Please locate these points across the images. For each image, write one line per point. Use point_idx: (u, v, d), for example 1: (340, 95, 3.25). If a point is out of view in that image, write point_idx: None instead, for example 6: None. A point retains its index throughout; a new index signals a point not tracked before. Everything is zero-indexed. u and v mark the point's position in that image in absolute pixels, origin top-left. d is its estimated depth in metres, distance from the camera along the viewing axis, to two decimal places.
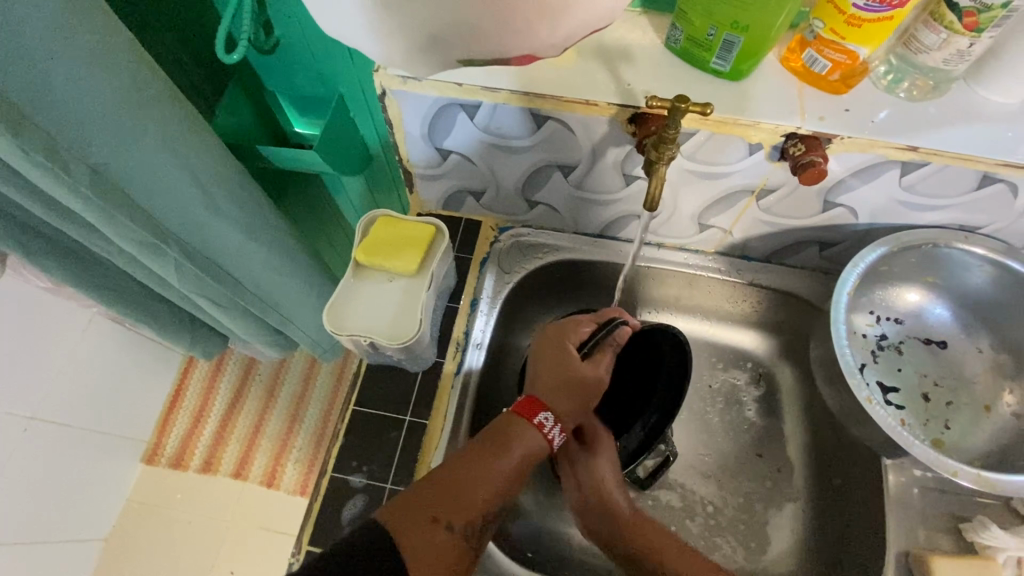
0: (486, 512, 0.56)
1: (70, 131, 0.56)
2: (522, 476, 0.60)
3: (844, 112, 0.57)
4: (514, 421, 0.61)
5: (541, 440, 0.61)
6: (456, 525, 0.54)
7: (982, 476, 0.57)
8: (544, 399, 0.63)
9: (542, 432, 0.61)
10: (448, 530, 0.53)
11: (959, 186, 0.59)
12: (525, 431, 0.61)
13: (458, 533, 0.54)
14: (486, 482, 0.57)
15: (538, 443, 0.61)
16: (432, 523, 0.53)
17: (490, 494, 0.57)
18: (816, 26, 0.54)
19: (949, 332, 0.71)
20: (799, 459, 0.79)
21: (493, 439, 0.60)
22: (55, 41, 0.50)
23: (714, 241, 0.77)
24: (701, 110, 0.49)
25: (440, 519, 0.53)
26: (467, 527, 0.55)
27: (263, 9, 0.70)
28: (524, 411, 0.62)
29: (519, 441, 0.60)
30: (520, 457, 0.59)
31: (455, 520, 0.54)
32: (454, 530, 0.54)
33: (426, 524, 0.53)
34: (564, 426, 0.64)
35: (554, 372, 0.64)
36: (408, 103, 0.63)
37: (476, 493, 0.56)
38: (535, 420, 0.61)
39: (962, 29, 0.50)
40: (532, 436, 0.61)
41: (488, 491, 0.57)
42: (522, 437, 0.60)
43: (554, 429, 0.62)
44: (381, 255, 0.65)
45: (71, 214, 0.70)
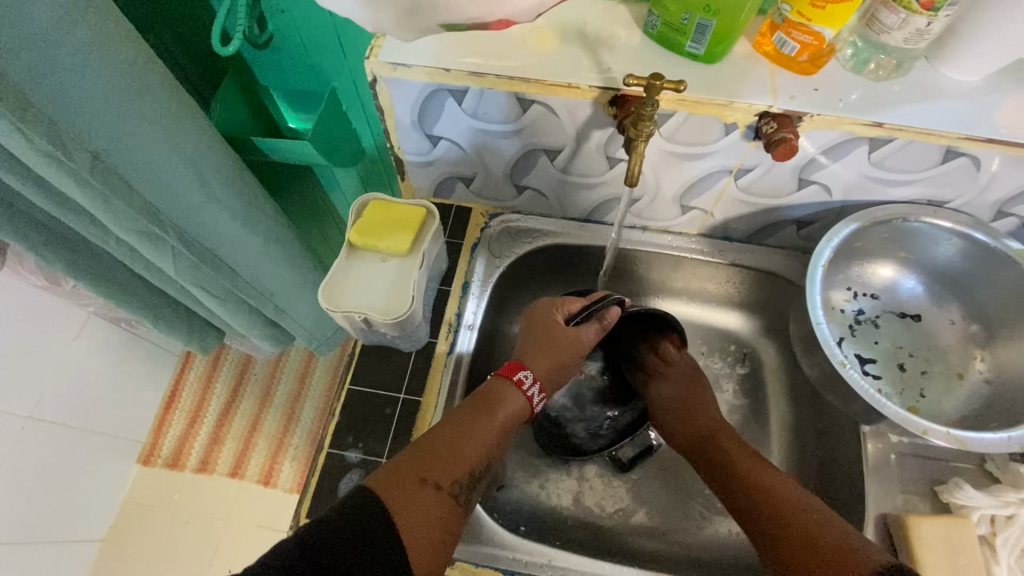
0: (471, 472, 0.59)
1: (71, 118, 0.57)
2: (505, 439, 0.64)
3: (813, 91, 0.60)
4: (498, 384, 0.67)
5: (522, 398, 0.66)
6: (444, 484, 0.57)
7: (953, 435, 0.60)
8: (524, 361, 0.69)
9: (522, 389, 0.67)
10: (436, 488, 0.56)
11: (925, 161, 0.62)
12: (507, 391, 0.66)
13: (446, 491, 0.56)
14: (470, 445, 0.60)
15: (521, 401, 0.66)
16: (420, 484, 0.55)
17: (474, 456, 0.60)
18: (784, 9, 0.57)
19: (922, 305, 0.74)
20: (783, 434, 0.82)
21: (475, 407, 0.63)
22: (58, 29, 0.52)
23: (696, 223, 0.80)
24: (675, 87, 0.52)
25: (427, 480, 0.56)
26: (455, 485, 0.57)
27: (256, 3, 0.73)
28: (505, 373, 0.67)
29: (502, 406, 0.65)
30: (502, 418, 0.64)
31: (442, 479, 0.57)
32: (442, 488, 0.56)
33: (416, 485, 0.55)
34: (544, 388, 0.69)
35: (535, 338, 0.71)
36: (398, 90, 0.66)
37: (462, 454, 0.59)
38: (517, 378, 0.67)
39: (920, 8, 0.52)
40: (514, 395, 0.66)
41: (473, 453, 0.60)
42: (505, 397, 0.65)
43: (534, 387, 0.68)
44: (375, 235, 0.67)
45: (71, 204, 0.71)
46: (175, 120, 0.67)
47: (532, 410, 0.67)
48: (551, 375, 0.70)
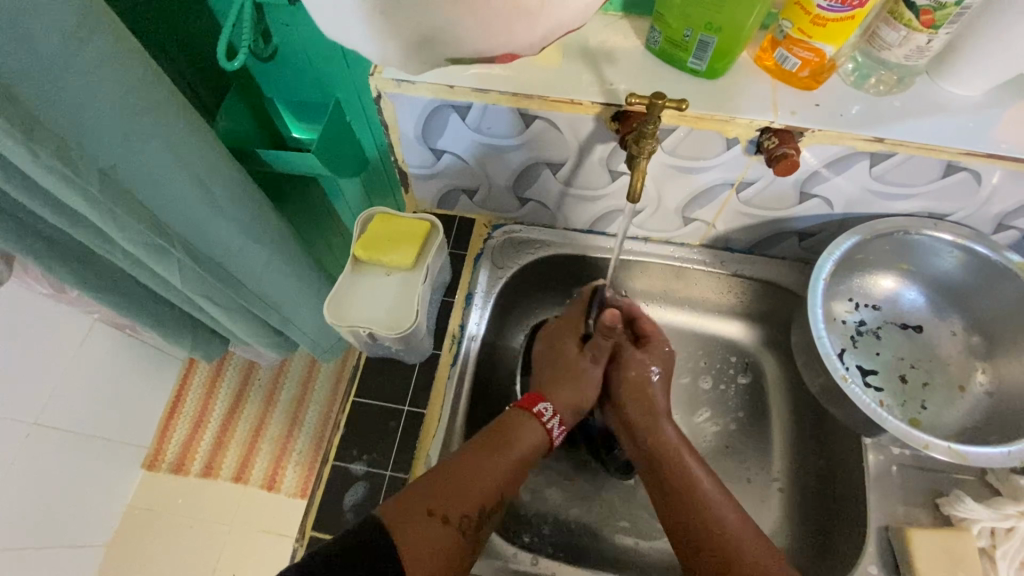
0: (484, 507, 0.59)
1: (80, 135, 0.58)
2: (521, 471, 0.63)
3: (814, 107, 0.60)
4: (517, 414, 0.67)
5: (540, 432, 0.66)
6: (452, 518, 0.57)
7: (953, 449, 0.60)
8: (545, 393, 0.70)
9: (541, 422, 0.67)
10: (444, 523, 0.56)
11: (925, 175, 0.63)
12: (526, 423, 0.66)
13: (454, 526, 0.56)
14: (486, 478, 0.60)
15: (539, 435, 0.66)
16: (428, 517, 0.56)
17: (489, 489, 0.60)
18: (785, 26, 0.57)
19: (924, 316, 0.74)
20: (786, 443, 0.82)
21: (490, 440, 0.63)
22: (67, 49, 0.52)
23: (699, 234, 0.80)
24: (676, 106, 0.52)
25: (435, 513, 0.56)
26: (464, 521, 0.57)
27: (262, 17, 0.74)
28: (524, 404, 0.68)
29: (519, 439, 0.64)
30: (522, 449, 0.64)
31: (451, 513, 0.57)
32: (450, 522, 0.56)
33: (423, 516, 0.56)
34: (563, 420, 0.70)
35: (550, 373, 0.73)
36: (402, 106, 0.66)
37: (475, 487, 0.59)
38: (534, 410, 0.67)
39: (921, 26, 0.53)
40: (532, 427, 0.66)
41: (486, 487, 0.60)
42: (523, 430, 0.66)
43: (554, 420, 0.68)
44: (379, 250, 0.68)
45: (79, 218, 0.72)
46: (181, 134, 0.67)
47: (552, 444, 0.68)
48: (571, 408, 0.70)
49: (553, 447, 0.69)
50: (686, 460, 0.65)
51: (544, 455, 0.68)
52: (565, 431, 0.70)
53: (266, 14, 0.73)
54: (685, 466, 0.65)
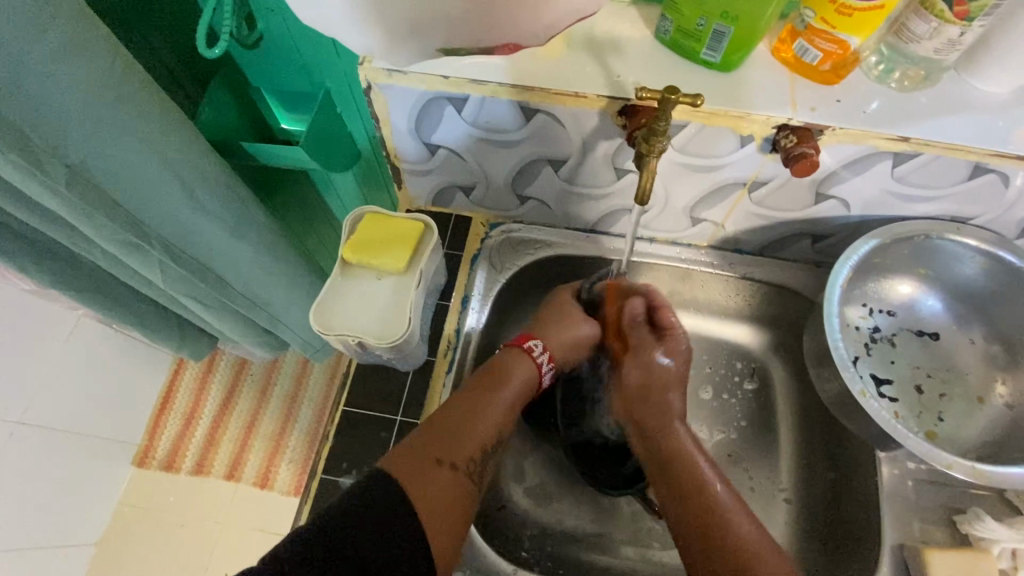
0: (485, 448, 0.59)
1: (42, 129, 0.54)
2: (517, 408, 0.64)
3: (835, 103, 0.56)
4: (509, 353, 0.67)
5: (532, 366, 0.67)
6: (459, 464, 0.56)
7: (977, 469, 0.57)
8: (535, 332, 0.70)
9: (533, 357, 0.67)
10: (451, 469, 0.56)
11: (951, 177, 0.59)
12: (518, 359, 0.67)
13: (461, 470, 0.56)
14: (486, 418, 0.61)
15: (530, 370, 0.67)
16: (436, 465, 0.55)
17: (489, 429, 0.60)
18: (807, 16, 0.53)
19: (941, 324, 0.71)
20: (794, 452, 0.79)
21: (483, 380, 0.63)
22: (26, 37, 0.48)
23: (706, 235, 0.77)
24: (691, 102, 0.48)
25: (442, 461, 0.56)
26: (470, 464, 0.57)
27: (245, 1, 0.69)
28: (516, 342, 0.68)
29: (511, 374, 0.65)
30: (514, 384, 0.65)
31: (456, 459, 0.57)
32: (457, 467, 0.56)
33: (431, 466, 0.55)
34: (552, 358, 0.70)
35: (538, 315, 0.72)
36: (394, 97, 0.62)
37: (476, 430, 0.59)
38: (526, 346, 0.67)
39: (954, 18, 0.49)
40: (524, 363, 0.67)
41: (487, 428, 0.60)
42: (515, 367, 0.66)
43: (544, 355, 0.68)
44: (370, 252, 0.64)
45: (52, 215, 0.68)
46: (157, 128, 0.62)
47: (542, 379, 0.68)
48: (564, 347, 0.70)
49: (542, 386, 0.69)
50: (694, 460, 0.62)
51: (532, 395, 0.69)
52: (553, 368, 0.70)
53: None
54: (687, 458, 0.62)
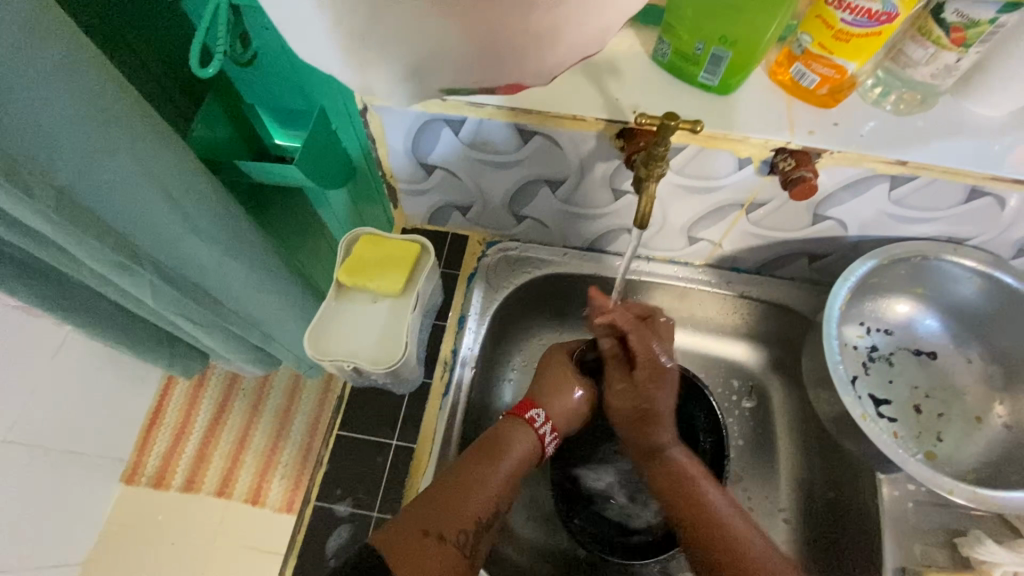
0: (479, 521, 0.56)
1: (30, 152, 0.52)
2: (516, 482, 0.62)
3: (833, 126, 0.56)
4: (509, 421, 0.66)
5: (531, 437, 0.65)
6: (448, 536, 0.53)
7: (977, 493, 0.57)
8: (537, 399, 0.69)
9: (534, 429, 0.65)
10: (439, 540, 0.53)
11: (947, 200, 0.59)
12: (518, 428, 0.65)
13: (451, 542, 0.53)
14: (482, 491, 0.58)
15: (530, 443, 0.64)
16: (424, 536, 0.52)
17: (484, 504, 0.58)
18: (804, 40, 0.53)
19: (938, 343, 0.71)
20: (793, 471, 0.78)
21: (482, 450, 0.61)
22: (15, 60, 0.47)
23: (704, 254, 0.76)
24: (691, 128, 0.48)
25: (430, 532, 0.53)
26: (460, 536, 0.54)
27: (240, 20, 0.68)
28: (518, 410, 0.67)
29: (511, 445, 0.63)
30: (515, 456, 0.62)
31: (446, 531, 0.54)
32: (446, 540, 0.53)
33: (420, 538, 0.52)
34: (556, 428, 0.69)
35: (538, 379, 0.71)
36: (390, 119, 0.61)
37: (469, 502, 0.57)
38: (527, 416, 0.66)
39: (950, 44, 0.49)
40: (525, 434, 0.65)
41: (480, 500, 0.57)
42: (516, 438, 0.64)
43: (546, 426, 0.67)
44: (365, 275, 0.63)
45: (41, 237, 0.67)
46: (148, 148, 0.62)
47: (543, 451, 0.66)
48: (564, 416, 0.69)
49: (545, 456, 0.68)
50: (700, 482, 0.64)
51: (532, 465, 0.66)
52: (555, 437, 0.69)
53: (243, 16, 0.68)
54: (692, 480, 0.64)
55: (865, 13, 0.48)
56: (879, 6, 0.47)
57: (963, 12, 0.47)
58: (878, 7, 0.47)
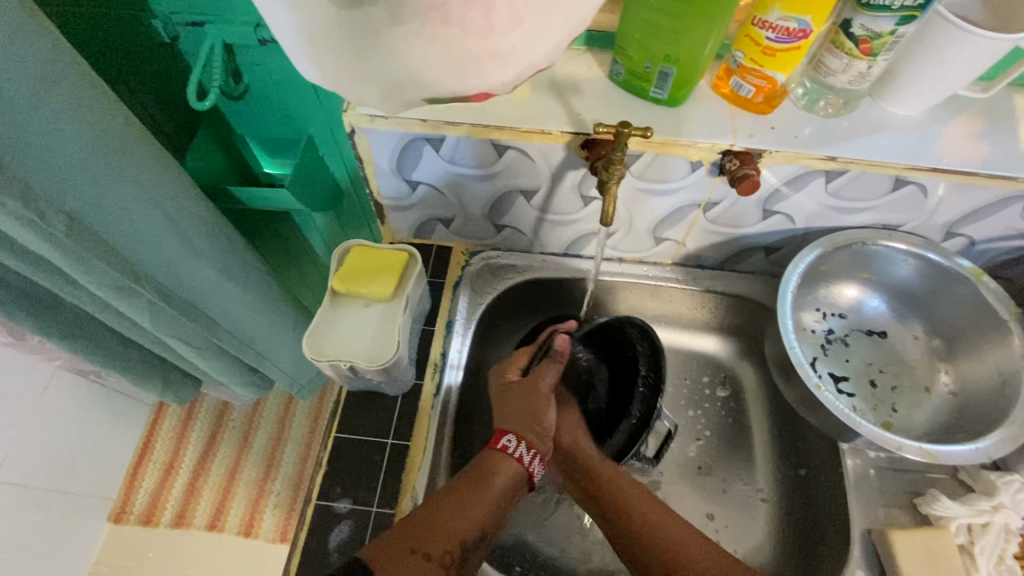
0: (465, 542, 0.60)
1: (44, 180, 0.57)
2: (506, 506, 0.64)
3: (770, 130, 0.64)
4: (490, 455, 0.67)
5: (518, 467, 0.66)
6: (434, 555, 0.57)
7: (924, 448, 0.62)
8: (507, 426, 0.69)
9: (509, 454, 0.66)
10: (426, 559, 0.56)
11: (877, 190, 0.66)
12: (500, 459, 0.66)
13: (437, 561, 0.57)
14: (467, 514, 0.61)
15: (516, 470, 0.66)
16: (411, 554, 0.56)
17: (471, 525, 0.61)
18: (737, 57, 0.61)
19: (886, 322, 0.78)
20: (767, 453, 0.83)
21: (471, 475, 0.64)
22: (35, 96, 0.52)
23: (670, 253, 0.83)
24: (642, 134, 0.55)
25: (418, 550, 0.57)
26: (446, 556, 0.58)
27: (232, 58, 0.74)
28: (492, 442, 0.68)
29: (498, 474, 0.65)
30: (504, 481, 0.65)
31: (432, 549, 0.57)
32: (432, 558, 0.57)
33: (406, 555, 0.56)
34: (533, 445, 0.68)
35: (506, 400, 0.71)
36: (376, 139, 0.67)
37: (454, 525, 0.60)
38: (501, 446, 0.67)
39: (861, 54, 0.57)
40: (507, 463, 0.66)
41: (468, 520, 0.61)
42: (499, 467, 0.66)
43: (521, 447, 0.67)
44: (357, 282, 0.68)
45: (44, 263, 0.70)
46: (150, 175, 0.66)
47: (529, 473, 0.67)
48: (536, 434, 0.69)
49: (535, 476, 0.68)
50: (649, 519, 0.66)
51: (526, 488, 0.68)
52: (538, 457, 0.68)
53: (235, 53, 0.74)
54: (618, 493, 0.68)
55: (785, 31, 0.56)
56: (795, 25, 0.55)
57: (867, 26, 0.55)
58: (794, 25, 0.55)
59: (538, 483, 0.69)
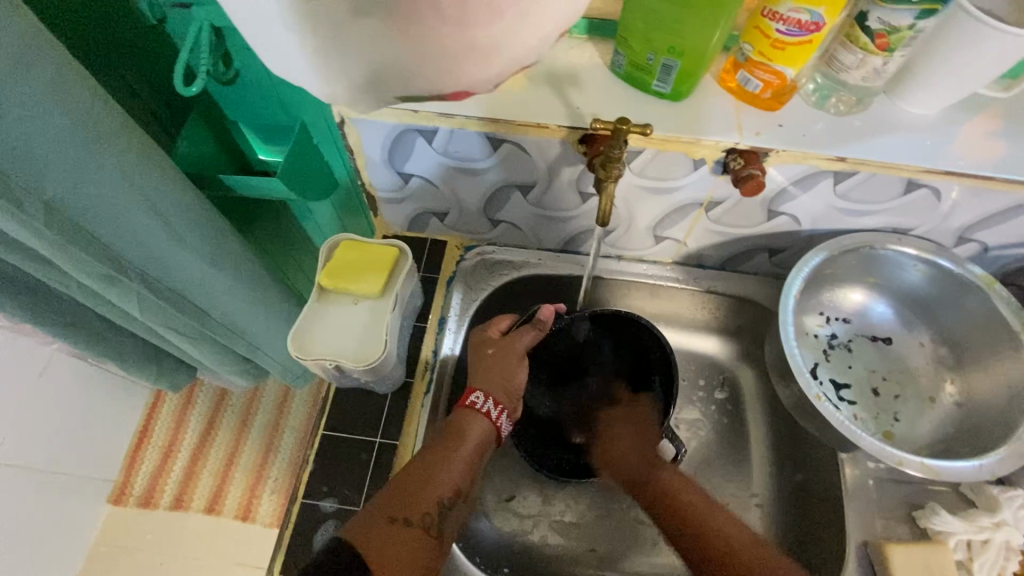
0: (441, 501, 0.58)
1: (22, 170, 0.55)
2: (478, 463, 0.63)
3: (778, 127, 0.61)
4: (459, 413, 0.65)
5: (487, 423, 0.64)
6: (413, 519, 0.55)
7: (926, 464, 0.60)
8: (475, 383, 0.67)
9: (479, 412, 0.64)
10: (406, 524, 0.55)
11: (888, 192, 0.64)
12: (469, 416, 0.64)
13: (416, 525, 0.55)
14: (439, 475, 0.59)
15: (482, 426, 0.64)
16: (391, 523, 0.54)
17: (444, 484, 0.59)
18: (746, 49, 0.58)
19: (892, 329, 0.75)
20: (763, 458, 0.82)
21: (443, 436, 0.62)
22: (10, 82, 0.50)
23: (671, 252, 0.80)
24: (641, 131, 0.52)
25: (397, 518, 0.55)
26: (425, 518, 0.56)
27: (221, 42, 0.71)
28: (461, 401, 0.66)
29: (467, 432, 0.63)
30: (474, 438, 0.63)
31: (410, 514, 0.56)
32: (411, 523, 0.55)
33: (386, 525, 0.54)
34: (500, 402, 0.66)
35: (485, 362, 0.68)
36: (366, 130, 0.65)
37: (427, 485, 0.58)
38: (468, 403, 0.65)
39: (876, 49, 0.54)
40: (476, 420, 0.64)
41: (443, 481, 0.59)
42: (468, 425, 0.64)
43: (489, 404, 0.65)
44: (345, 278, 0.66)
45: (29, 252, 0.69)
46: (132, 165, 0.64)
47: (499, 429, 0.66)
48: (505, 392, 0.67)
49: (504, 432, 0.67)
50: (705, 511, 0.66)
51: (496, 444, 0.67)
52: (506, 413, 0.67)
53: (225, 37, 0.71)
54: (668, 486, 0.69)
55: (796, 23, 0.53)
56: (808, 17, 0.52)
57: (884, 19, 0.51)
58: (806, 17, 0.52)
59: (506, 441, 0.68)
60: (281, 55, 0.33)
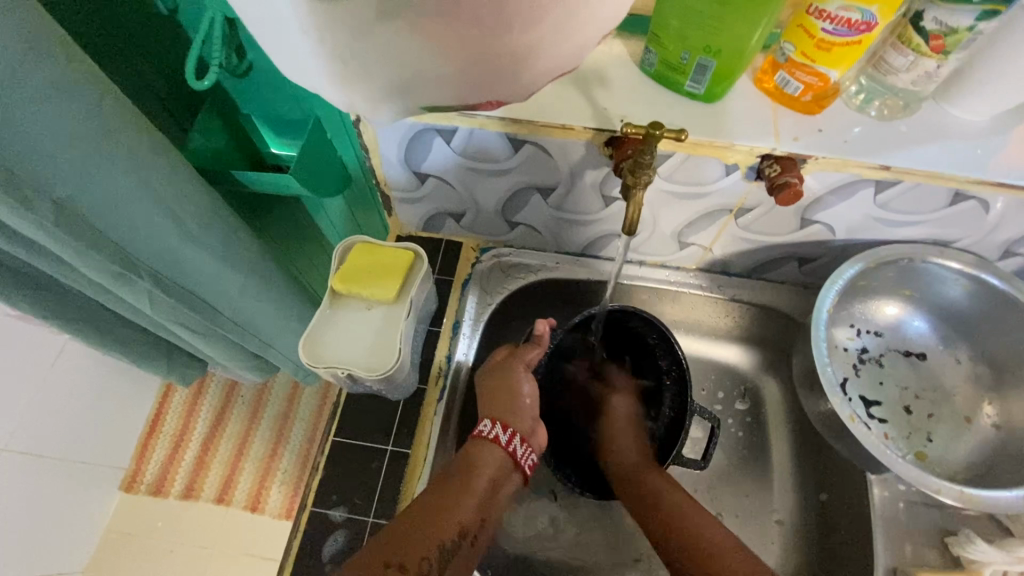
0: (445, 543, 0.54)
1: (30, 167, 0.53)
2: (491, 501, 0.60)
3: (817, 132, 0.57)
4: (473, 446, 0.63)
5: (498, 450, 0.62)
6: (410, 565, 0.51)
7: (965, 492, 0.57)
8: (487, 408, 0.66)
9: (489, 439, 0.63)
10: (402, 569, 0.50)
11: (932, 204, 0.60)
12: (481, 448, 0.62)
13: (414, 570, 0.51)
14: (449, 512, 0.56)
15: (497, 457, 0.62)
16: (385, 568, 0.50)
17: (450, 523, 0.56)
18: (787, 49, 0.54)
19: (927, 344, 0.72)
20: (785, 474, 0.79)
21: (452, 472, 0.60)
22: (16, 77, 0.48)
23: (695, 258, 0.77)
24: (675, 136, 0.49)
25: (392, 562, 0.51)
26: (422, 563, 0.52)
27: (234, 33, 0.69)
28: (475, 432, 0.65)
29: (478, 465, 0.61)
30: (486, 474, 0.60)
31: (408, 559, 0.51)
32: (408, 568, 0.51)
33: (379, 570, 0.50)
34: (513, 428, 0.64)
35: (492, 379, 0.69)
36: (383, 128, 0.62)
37: (430, 525, 0.55)
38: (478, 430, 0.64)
39: (930, 51, 0.50)
40: (490, 451, 0.62)
41: (448, 521, 0.56)
42: (480, 456, 0.62)
43: (497, 428, 0.63)
44: (358, 284, 0.64)
45: (37, 247, 0.67)
46: (142, 162, 0.62)
47: (517, 462, 0.63)
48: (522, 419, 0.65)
49: (525, 464, 0.64)
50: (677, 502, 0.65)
51: (519, 478, 0.64)
52: (520, 439, 0.64)
53: (238, 28, 0.68)
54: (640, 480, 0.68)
55: (846, 22, 0.49)
56: (859, 15, 0.48)
57: (940, 19, 0.48)
58: (857, 16, 0.48)
59: (529, 472, 0.64)
60: (300, 59, 0.30)
